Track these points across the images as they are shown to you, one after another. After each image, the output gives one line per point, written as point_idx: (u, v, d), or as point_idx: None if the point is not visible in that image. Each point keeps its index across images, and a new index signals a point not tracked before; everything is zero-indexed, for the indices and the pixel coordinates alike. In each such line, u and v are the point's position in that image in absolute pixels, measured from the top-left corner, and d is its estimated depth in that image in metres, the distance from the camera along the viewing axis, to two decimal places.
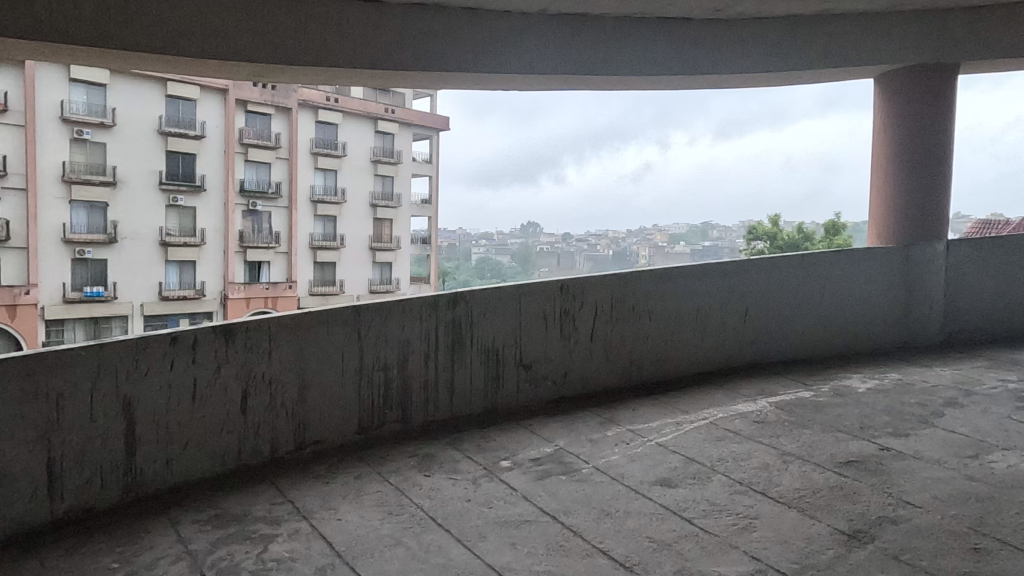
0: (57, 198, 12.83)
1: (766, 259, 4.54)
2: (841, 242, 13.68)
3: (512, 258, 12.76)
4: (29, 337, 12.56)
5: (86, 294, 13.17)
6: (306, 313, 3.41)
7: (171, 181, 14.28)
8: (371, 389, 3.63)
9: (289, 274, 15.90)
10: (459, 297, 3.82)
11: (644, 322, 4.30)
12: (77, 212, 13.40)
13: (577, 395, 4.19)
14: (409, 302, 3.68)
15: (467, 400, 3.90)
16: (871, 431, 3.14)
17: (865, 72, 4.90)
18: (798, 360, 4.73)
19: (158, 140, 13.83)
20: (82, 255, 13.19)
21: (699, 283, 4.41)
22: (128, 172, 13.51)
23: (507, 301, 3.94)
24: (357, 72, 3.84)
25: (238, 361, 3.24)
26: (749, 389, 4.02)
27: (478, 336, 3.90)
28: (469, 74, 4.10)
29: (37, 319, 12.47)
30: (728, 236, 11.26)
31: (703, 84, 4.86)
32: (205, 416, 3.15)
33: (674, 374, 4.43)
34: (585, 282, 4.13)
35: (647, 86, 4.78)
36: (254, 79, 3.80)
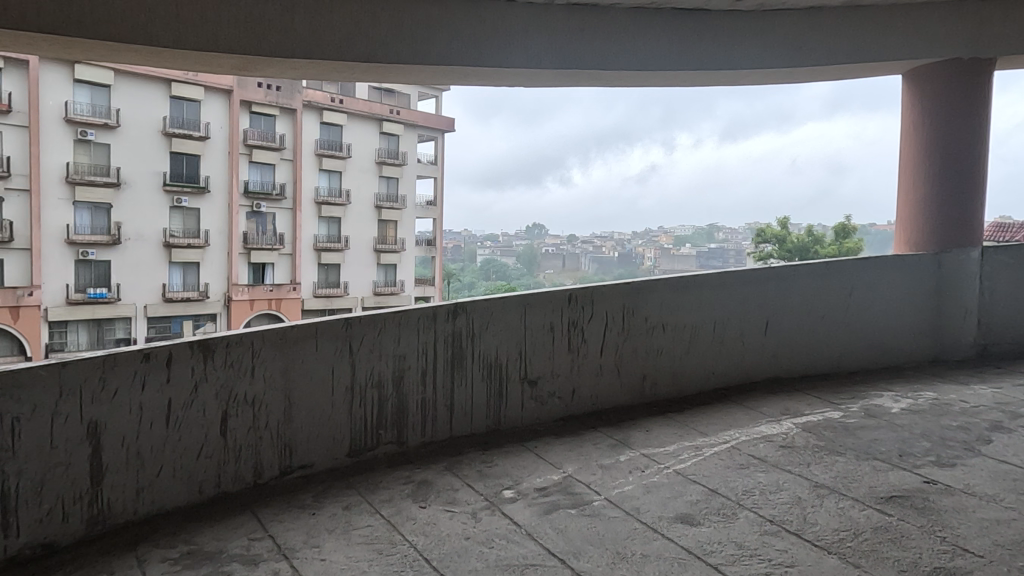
0: (60, 199, 13.04)
1: (789, 266, 4.26)
2: (851, 245, 13.43)
3: (519, 258, 12.78)
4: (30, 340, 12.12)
5: (89, 294, 13.00)
6: (294, 326, 3.14)
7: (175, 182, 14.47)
8: (363, 408, 3.36)
9: (293, 275, 15.54)
10: (459, 309, 3.54)
11: (658, 334, 4.02)
12: (81, 213, 13.51)
13: (586, 412, 3.91)
14: (406, 314, 3.41)
15: (467, 419, 3.62)
16: (911, 460, 2.86)
17: (891, 68, 4.61)
18: (822, 375, 4.43)
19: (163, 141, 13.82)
20: (85, 256, 13.10)
21: (717, 293, 4.13)
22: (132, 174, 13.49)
23: (513, 313, 3.67)
24: (350, 66, 3.58)
25: (217, 379, 2.97)
26: (772, 408, 3.74)
27: (479, 350, 3.62)
28: (472, 70, 3.84)
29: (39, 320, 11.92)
30: (736, 240, 11.00)
31: (724, 81, 4.58)
32: (181, 441, 2.89)
33: (690, 390, 4.14)
34: (595, 291, 3.85)
35: (663, 83, 4.50)
36: (237, 73, 3.53)
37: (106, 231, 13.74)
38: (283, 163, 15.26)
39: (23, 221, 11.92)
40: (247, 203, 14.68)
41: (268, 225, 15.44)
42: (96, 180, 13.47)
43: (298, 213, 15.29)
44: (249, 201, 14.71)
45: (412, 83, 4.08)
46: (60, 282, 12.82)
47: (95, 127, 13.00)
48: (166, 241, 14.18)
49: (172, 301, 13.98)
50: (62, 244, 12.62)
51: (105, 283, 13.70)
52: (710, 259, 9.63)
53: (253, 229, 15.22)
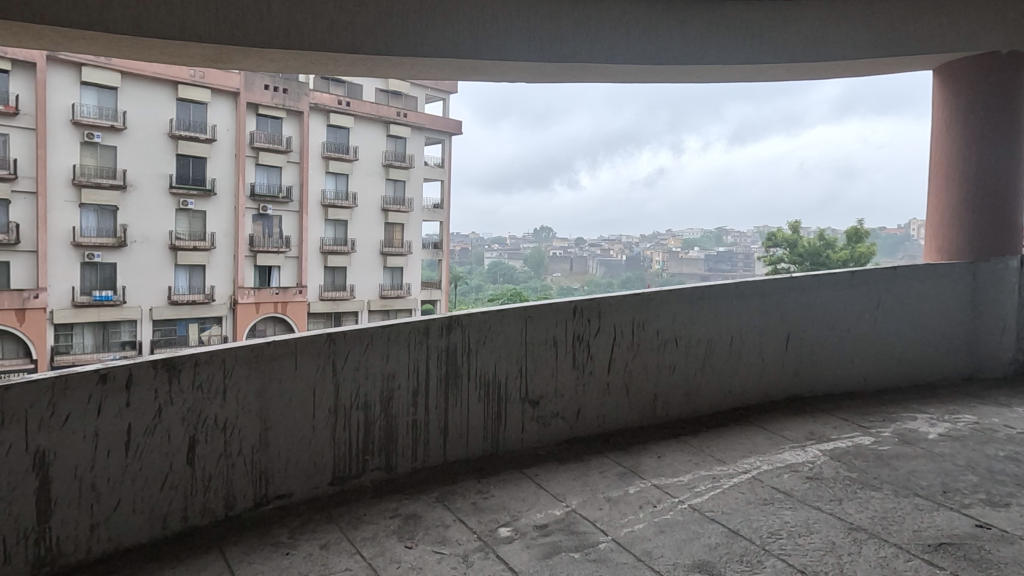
0: (66, 202, 16.79)
1: (812, 275, 3.94)
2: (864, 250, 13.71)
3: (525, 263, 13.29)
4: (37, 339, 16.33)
5: (95, 297, 17.14)
6: (270, 342, 2.86)
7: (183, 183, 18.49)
8: (347, 433, 3.07)
9: (298, 278, 20.28)
10: (453, 322, 3.25)
11: (670, 349, 3.72)
12: (87, 216, 17.33)
13: (592, 435, 3.60)
14: (395, 329, 3.12)
15: (463, 443, 3.33)
16: (958, 497, 2.55)
17: (919, 62, 4.30)
18: (847, 394, 4.11)
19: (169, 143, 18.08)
20: (91, 258, 17.31)
21: (734, 306, 3.82)
22: (139, 176, 17.78)
23: (513, 327, 3.38)
24: (334, 58, 3.30)
25: (184, 401, 2.69)
26: (795, 431, 3.42)
27: (476, 367, 3.33)
28: (466, 64, 3.56)
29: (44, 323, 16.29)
30: (744, 244, 10.92)
31: (740, 76, 4.28)
32: (142, 471, 2.60)
33: (704, 410, 3.83)
34: (603, 302, 3.55)
35: (673, 78, 4.23)
36: (209, 64, 3.26)
37: (112, 234, 17.77)
38: (291, 165, 19.96)
39: (30, 221, 16.00)
40: (255, 206, 19.19)
41: (274, 228, 19.89)
42: (102, 182, 17.46)
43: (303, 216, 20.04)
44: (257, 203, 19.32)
45: (402, 78, 3.80)
46: (67, 283, 16.85)
47: (101, 129, 17.22)
48: (171, 244, 18.37)
49: (176, 303, 18.52)
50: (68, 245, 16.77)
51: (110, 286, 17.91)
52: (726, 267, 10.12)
53: (260, 232, 19.62)
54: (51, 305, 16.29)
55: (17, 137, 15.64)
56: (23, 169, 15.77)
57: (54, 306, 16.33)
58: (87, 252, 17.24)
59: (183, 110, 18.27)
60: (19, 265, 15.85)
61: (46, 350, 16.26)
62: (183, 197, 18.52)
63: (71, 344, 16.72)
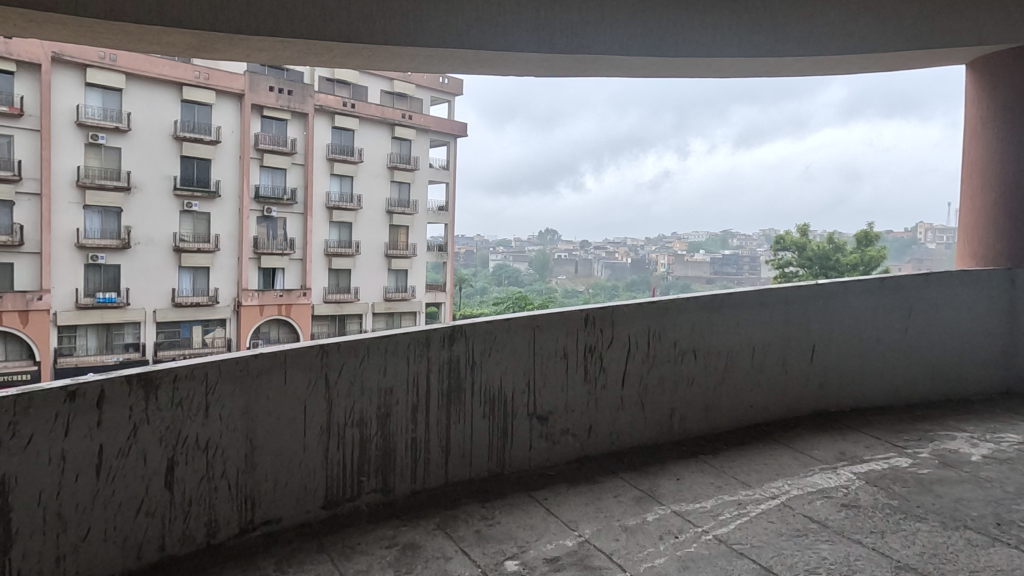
0: (71, 203, 17.16)
1: (839, 282, 3.71)
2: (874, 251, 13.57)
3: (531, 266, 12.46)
4: (41, 341, 16.79)
5: (98, 299, 17.45)
6: (258, 355, 2.64)
7: (187, 186, 19.26)
8: (341, 452, 2.84)
9: (302, 280, 20.66)
10: (456, 332, 3.02)
11: (688, 361, 3.48)
12: (92, 218, 17.86)
13: (605, 454, 3.36)
14: (394, 340, 2.89)
15: (466, 462, 3.09)
16: (1012, 530, 2.32)
17: (951, 56, 4.07)
18: (877, 409, 3.85)
19: (173, 144, 18.76)
20: (95, 258, 17.69)
21: (756, 315, 3.58)
22: (144, 179, 18.57)
23: (520, 338, 3.15)
24: (330, 49, 3.10)
25: (163, 419, 2.46)
26: (824, 451, 3.17)
27: (480, 380, 3.09)
28: (474, 55, 3.34)
29: (48, 324, 16.68)
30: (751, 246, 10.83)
31: (760, 70, 4.05)
32: (114, 495, 2.37)
33: (725, 426, 3.58)
34: (616, 311, 3.32)
35: (690, 73, 4.01)
36: (194, 54, 3.07)
37: (116, 235, 18.37)
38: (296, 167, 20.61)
39: (34, 223, 16.53)
40: (259, 208, 19.99)
41: (278, 230, 20.45)
42: (105, 184, 17.84)
43: (307, 218, 20.50)
44: (260, 206, 20.10)
45: (405, 71, 3.59)
46: (71, 286, 17.25)
47: (106, 130, 17.58)
48: (174, 246, 19.10)
49: (178, 305, 19.00)
50: (72, 246, 17.04)
51: (113, 287, 18.42)
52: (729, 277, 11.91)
53: (264, 234, 20.27)
54: (55, 307, 16.50)
55: (22, 138, 15.86)
56: (27, 171, 16.14)
57: (58, 309, 16.56)
58: (91, 253, 17.63)
59: (188, 112, 18.83)
60: (22, 267, 16.32)
61: (50, 352, 16.70)
62: (188, 200, 19.33)
63: (74, 345, 17.00)
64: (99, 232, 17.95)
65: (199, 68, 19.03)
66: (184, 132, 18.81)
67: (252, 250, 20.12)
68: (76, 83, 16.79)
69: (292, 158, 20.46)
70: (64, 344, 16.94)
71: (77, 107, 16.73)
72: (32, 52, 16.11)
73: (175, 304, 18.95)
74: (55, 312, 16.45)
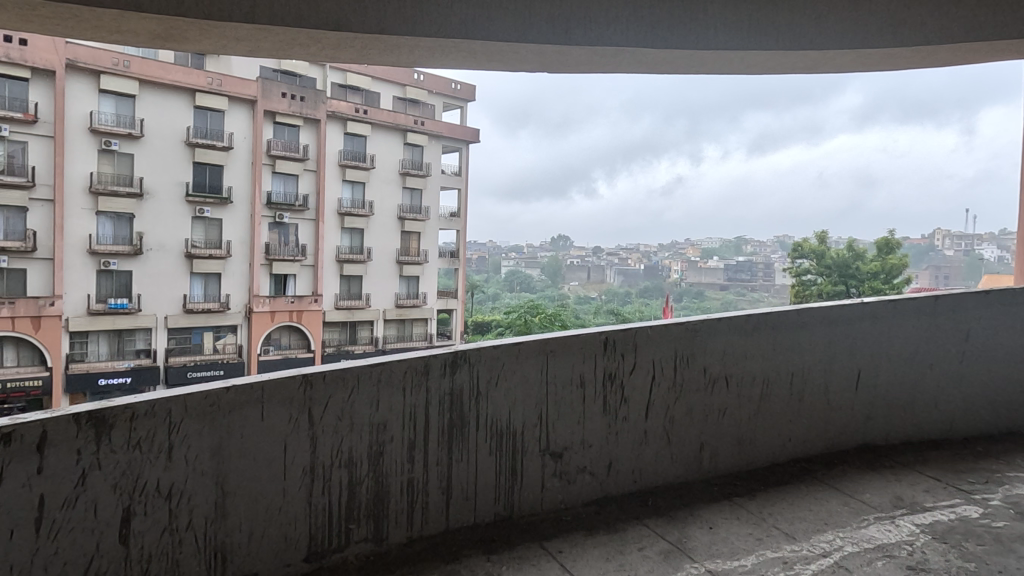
0: (83, 209, 17.27)
1: (889, 300, 3.34)
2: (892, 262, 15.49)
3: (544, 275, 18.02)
4: (53, 348, 16.86)
5: (110, 305, 17.58)
6: (230, 389, 2.31)
7: (199, 192, 19.09)
8: (327, 498, 2.49)
9: (313, 286, 21.08)
10: (459, 359, 2.69)
11: (719, 389, 3.12)
12: (104, 224, 17.88)
13: (626, 495, 2.99)
14: (387, 369, 2.56)
15: (470, 505, 2.74)
16: None
17: (1011, 51, 3.72)
18: (930, 443, 3.47)
19: (185, 151, 18.76)
20: (107, 265, 17.77)
21: (796, 338, 3.21)
22: (156, 185, 18.39)
23: (531, 365, 2.81)
24: (317, 39, 2.78)
25: (116, 462, 2.13)
26: (877, 495, 2.80)
27: (487, 413, 2.75)
28: (482, 47, 3.01)
29: (60, 329, 16.78)
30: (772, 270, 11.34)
31: (796, 66, 3.68)
32: (56, 556, 2.02)
33: (760, 463, 3.20)
34: (638, 334, 2.97)
35: (718, 69, 3.67)
36: (159, 42, 2.77)
37: (128, 241, 18.23)
38: (308, 174, 20.95)
39: (47, 229, 16.79)
40: (271, 215, 20.13)
41: (290, 236, 20.71)
42: (119, 190, 17.78)
43: (319, 225, 21.13)
44: (272, 212, 20.25)
45: (402, 64, 3.28)
46: (83, 292, 17.42)
47: (119, 137, 17.59)
48: (187, 252, 18.95)
49: (189, 311, 19.08)
50: (84, 253, 17.33)
51: (125, 293, 18.28)
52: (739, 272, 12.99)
53: (275, 240, 20.45)
54: (66, 313, 16.84)
55: (35, 144, 16.19)
56: (40, 178, 16.41)
57: (70, 315, 16.89)
58: (102, 259, 17.74)
59: (200, 119, 18.86)
60: (35, 274, 16.62)
61: (62, 358, 16.94)
62: (200, 206, 19.09)
63: (86, 351, 17.30)
64: (110, 238, 17.92)
65: (213, 75, 18.86)
66: (196, 137, 18.79)
67: (264, 257, 20.16)
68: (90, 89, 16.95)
69: (304, 163, 20.77)
70: (76, 350, 17.15)
71: (90, 113, 16.94)
72: (46, 58, 16.12)
73: (185, 311, 19.05)
74: (67, 317, 16.76)
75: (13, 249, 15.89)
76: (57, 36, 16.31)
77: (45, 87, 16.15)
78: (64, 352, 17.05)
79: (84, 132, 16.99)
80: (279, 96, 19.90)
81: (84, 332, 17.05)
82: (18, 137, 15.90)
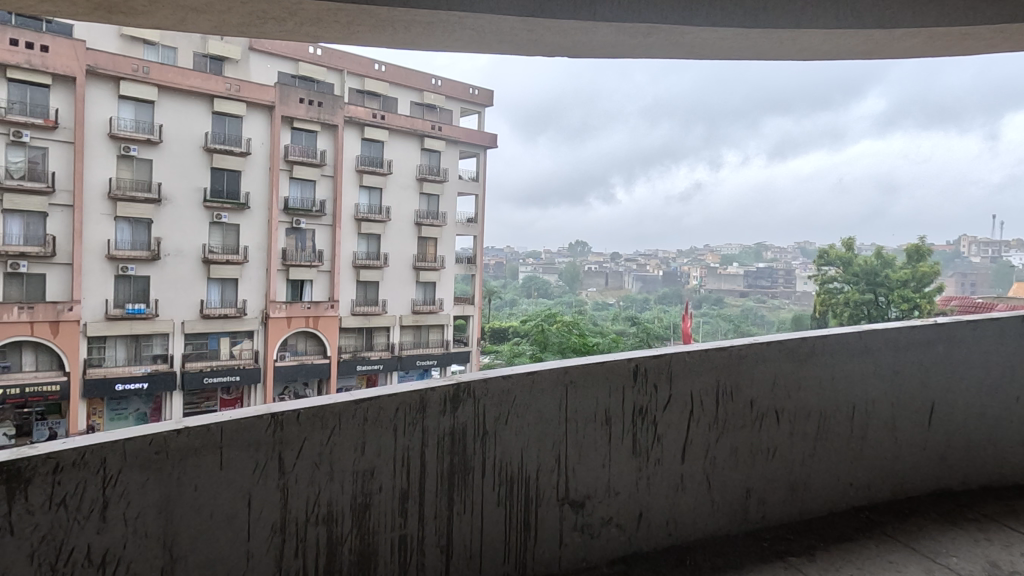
0: (102, 215, 17.11)
1: (965, 321, 2.89)
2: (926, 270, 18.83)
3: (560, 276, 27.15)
4: (71, 353, 16.76)
5: (127, 310, 17.40)
6: (182, 431, 1.90)
7: (217, 198, 18.81)
8: (300, 562, 2.06)
9: (330, 292, 20.90)
10: (462, 393, 2.27)
11: (769, 426, 2.66)
12: (123, 229, 17.50)
13: (658, 552, 2.52)
14: (376, 406, 2.15)
15: (473, 568, 2.29)
16: None
17: None
18: (1012, 487, 3.00)
19: (204, 157, 18.53)
20: (125, 270, 17.39)
21: (859, 365, 2.75)
22: (174, 190, 18.25)
23: (547, 399, 2.38)
24: (290, 11, 2.40)
25: (36, 523, 1.72)
26: (965, 561, 2.35)
27: (496, 455, 2.32)
28: (487, 24, 2.60)
29: (78, 333, 16.79)
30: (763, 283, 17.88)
31: (852, 51, 3.21)
32: None
33: (817, 512, 2.72)
34: (673, 361, 2.54)
35: (761, 55, 3.22)
36: (106, 12, 2.41)
37: (146, 247, 17.88)
38: (325, 179, 20.74)
39: (66, 234, 16.54)
40: (288, 220, 19.92)
41: (307, 242, 20.45)
42: (137, 196, 17.45)
43: (336, 230, 20.86)
44: (289, 217, 20.02)
45: (393, 45, 2.90)
46: (101, 297, 17.24)
47: (138, 142, 17.31)
48: (204, 257, 18.76)
49: (207, 317, 18.79)
50: (103, 258, 17.21)
51: (143, 299, 17.89)
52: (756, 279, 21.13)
53: (292, 245, 20.13)
54: (85, 318, 16.86)
55: (56, 150, 16.22)
56: (60, 183, 16.36)
57: (88, 318, 16.96)
58: (121, 265, 17.38)
59: (218, 124, 18.73)
60: (54, 279, 16.46)
61: (80, 363, 16.87)
62: (218, 211, 18.82)
63: (103, 357, 17.31)
64: (128, 244, 17.56)
65: (231, 80, 18.62)
66: (214, 142, 18.56)
67: (280, 263, 19.94)
68: (110, 95, 17.03)
69: (322, 169, 20.56)
70: (94, 355, 17.24)
71: (110, 118, 16.96)
72: (65, 64, 16.10)
73: (202, 316, 18.78)
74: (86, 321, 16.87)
75: (32, 254, 15.88)
76: (78, 40, 16.16)
77: (66, 93, 16.26)
78: (81, 356, 16.99)
79: (104, 137, 16.95)
80: (298, 101, 19.78)
81: (102, 338, 17.18)
82: (39, 142, 15.95)
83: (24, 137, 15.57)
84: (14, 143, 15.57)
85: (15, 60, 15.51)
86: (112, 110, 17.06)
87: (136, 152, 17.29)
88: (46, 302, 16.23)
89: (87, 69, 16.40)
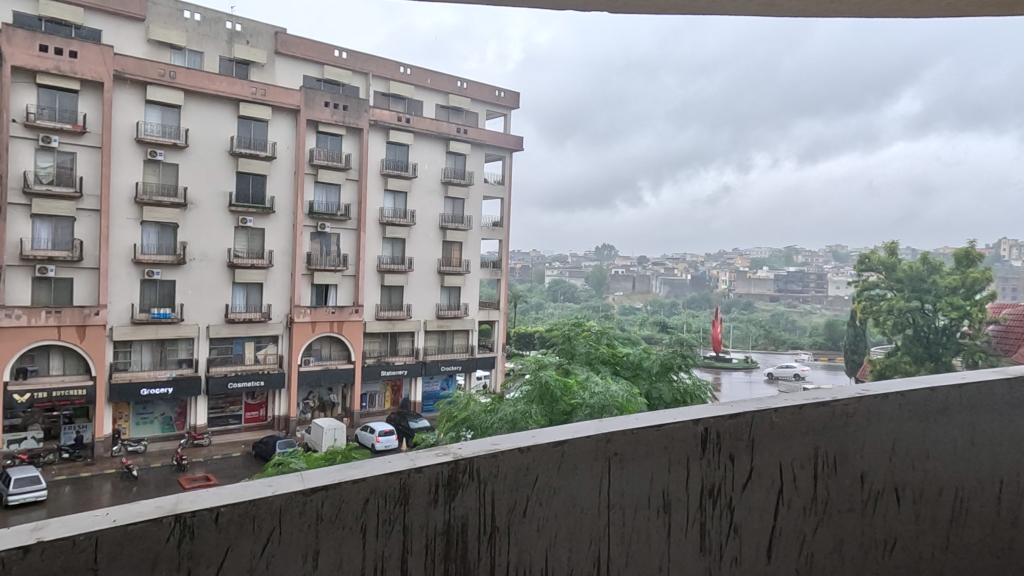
0: (129, 219, 16.79)
1: None
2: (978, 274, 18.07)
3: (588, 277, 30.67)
4: (98, 358, 16.32)
5: (152, 315, 17.08)
6: (30, 550, 1.23)
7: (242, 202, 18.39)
8: None
9: (353, 297, 20.47)
10: (464, 474, 1.60)
11: (884, 511, 1.95)
12: (149, 233, 17.15)
13: None
14: (339, 495, 1.49)
15: None
16: None
17: None
18: None
19: (229, 161, 18.24)
20: (150, 275, 17.03)
21: (996, 427, 2.08)
22: (199, 194, 17.85)
23: (584, 479, 1.70)
24: None
25: None
26: None
27: (508, 559, 1.64)
28: None
29: (103, 338, 16.34)
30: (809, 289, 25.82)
31: (994, 8, 2.44)
32: None
33: None
34: (763, 421, 1.85)
35: (867, 12, 2.49)
36: None
37: (172, 251, 17.46)
38: (350, 183, 20.33)
39: (94, 239, 16.25)
40: (312, 224, 19.51)
41: (332, 247, 20.07)
42: (164, 201, 17.03)
43: (361, 234, 20.40)
44: (314, 221, 19.60)
45: None
46: (127, 301, 16.89)
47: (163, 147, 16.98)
48: (229, 261, 18.31)
49: (232, 321, 18.38)
50: (129, 262, 16.86)
51: (169, 303, 17.55)
52: (787, 283, 27.20)
53: (316, 250, 19.75)
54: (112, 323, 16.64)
55: (84, 155, 16.00)
56: (87, 188, 16.05)
57: (115, 324, 16.73)
58: (147, 269, 17.01)
59: (244, 128, 18.41)
60: (82, 283, 16.14)
61: (106, 368, 16.45)
62: (243, 215, 18.41)
63: (129, 361, 16.99)
64: (154, 248, 17.20)
65: (256, 84, 18.32)
66: (239, 146, 18.21)
67: (304, 268, 19.56)
68: (137, 100, 16.76)
69: (346, 173, 20.16)
70: (120, 359, 16.90)
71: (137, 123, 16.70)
72: (94, 69, 15.84)
73: (227, 322, 18.39)
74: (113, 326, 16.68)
75: (60, 258, 15.58)
76: (106, 45, 15.97)
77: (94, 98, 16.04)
78: (107, 361, 16.61)
79: (130, 142, 16.71)
80: (323, 105, 19.41)
81: (127, 343, 16.88)
82: (66, 147, 15.74)
83: (52, 143, 15.42)
84: (43, 149, 15.47)
85: (44, 66, 15.22)
86: (138, 115, 16.80)
87: (162, 157, 17.01)
88: (73, 307, 15.88)
89: (114, 74, 16.17)
